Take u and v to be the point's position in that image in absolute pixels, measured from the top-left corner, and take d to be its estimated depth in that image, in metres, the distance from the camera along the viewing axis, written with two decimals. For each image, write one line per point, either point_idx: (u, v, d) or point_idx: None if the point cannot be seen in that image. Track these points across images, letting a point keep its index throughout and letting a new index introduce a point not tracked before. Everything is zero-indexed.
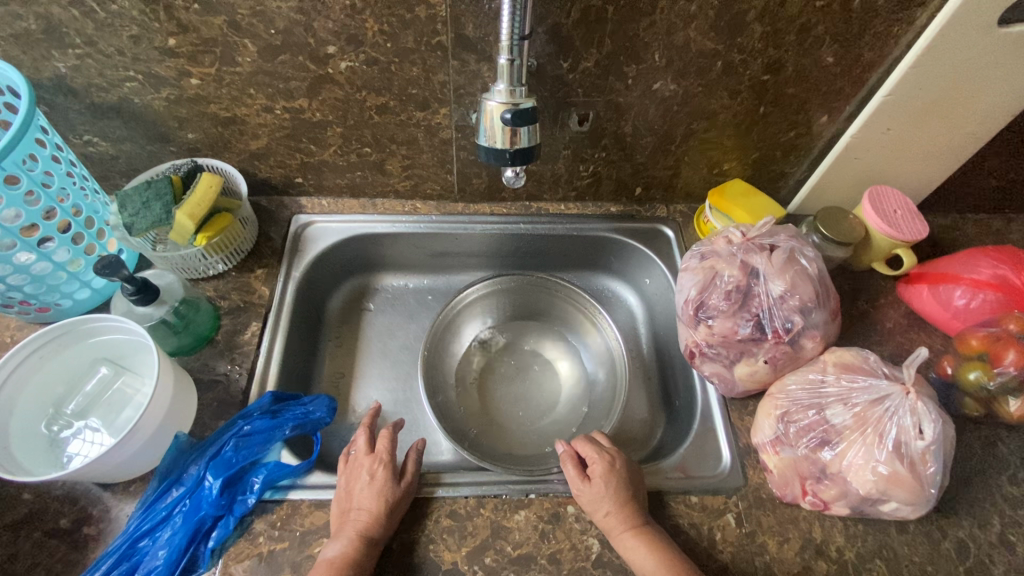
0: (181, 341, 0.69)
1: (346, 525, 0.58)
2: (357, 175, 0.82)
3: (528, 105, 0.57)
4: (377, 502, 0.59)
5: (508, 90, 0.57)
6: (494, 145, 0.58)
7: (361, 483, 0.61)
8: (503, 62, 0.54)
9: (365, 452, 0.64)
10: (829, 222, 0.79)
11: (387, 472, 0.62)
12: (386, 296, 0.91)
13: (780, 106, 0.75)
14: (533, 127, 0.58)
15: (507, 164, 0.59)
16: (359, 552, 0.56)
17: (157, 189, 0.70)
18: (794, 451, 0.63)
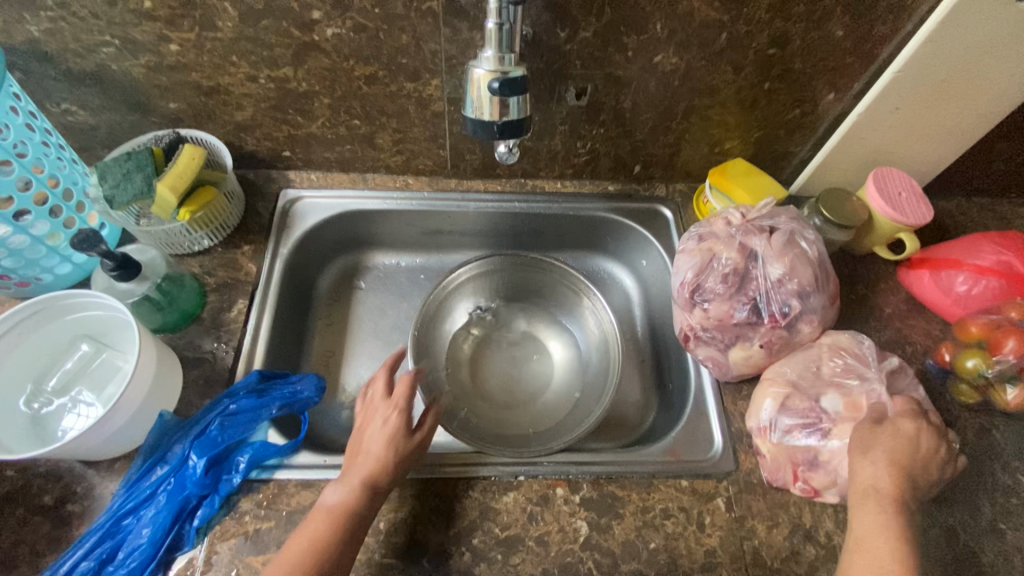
0: (166, 318, 0.68)
1: (354, 467, 0.58)
2: (347, 148, 0.80)
3: (516, 73, 0.54)
4: (386, 450, 0.59)
5: (496, 57, 0.53)
6: (481, 117, 0.55)
7: (374, 429, 0.61)
8: (490, 26, 0.52)
9: (383, 396, 0.64)
10: (832, 204, 0.77)
11: (401, 420, 0.61)
12: (377, 274, 0.90)
13: (786, 82, 0.72)
14: (523, 97, 0.55)
15: (495, 137, 0.57)
16: (360, 501, 0.56)
17: (138, 160, 0.68)
18: (790, 437, 0.62)
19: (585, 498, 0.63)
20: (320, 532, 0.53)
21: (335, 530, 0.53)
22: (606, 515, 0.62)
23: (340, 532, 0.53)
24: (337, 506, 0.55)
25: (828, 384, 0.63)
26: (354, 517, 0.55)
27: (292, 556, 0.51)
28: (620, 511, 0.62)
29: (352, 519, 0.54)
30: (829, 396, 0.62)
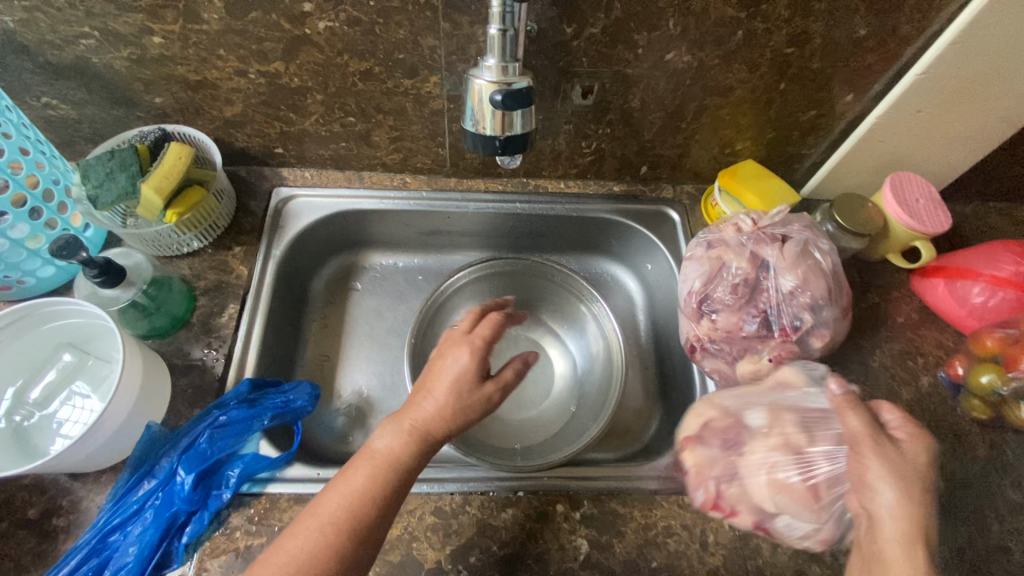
0: (154, 324, 0.66)
1: (414, 407, 0.54)
2: (342, 146, 0.76)
3: (519, 84, 0.50)
4: (449, 397, 0.53)
5: (499, 66, 0.50)
6: (482, 131, 0.52)
7: (445, 367, 0.55)
8: (493, 33, 0.48)
9: (460, 334, 0.58)
10: (846, 210, 0.74)
11: (475, 365, 0.55)
12: (373, 275, 0.87)
13: (803, 83, 0.69)
14: (528, 109, 0.51)
15: (496, 151, 0.53)
16: (410, 451, 0.52)
17: (121, 159, 0.64)
18: (710, 450, 0.58)
19: (586, 515, 0.62)
20: (362, 484, 0.50)
21: (379, 481, 0.50)
22: (607, 533, 0.61)
23: (384, 484, 0.50)
24: (384, 456, 0.51)
25: (758, 400, 0.59)
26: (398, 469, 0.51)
27: (329, 507, 0.49)
28: (621, 529, 0.61)
29: (398, 473, 0.51)
30: (754, 412, 0.58)
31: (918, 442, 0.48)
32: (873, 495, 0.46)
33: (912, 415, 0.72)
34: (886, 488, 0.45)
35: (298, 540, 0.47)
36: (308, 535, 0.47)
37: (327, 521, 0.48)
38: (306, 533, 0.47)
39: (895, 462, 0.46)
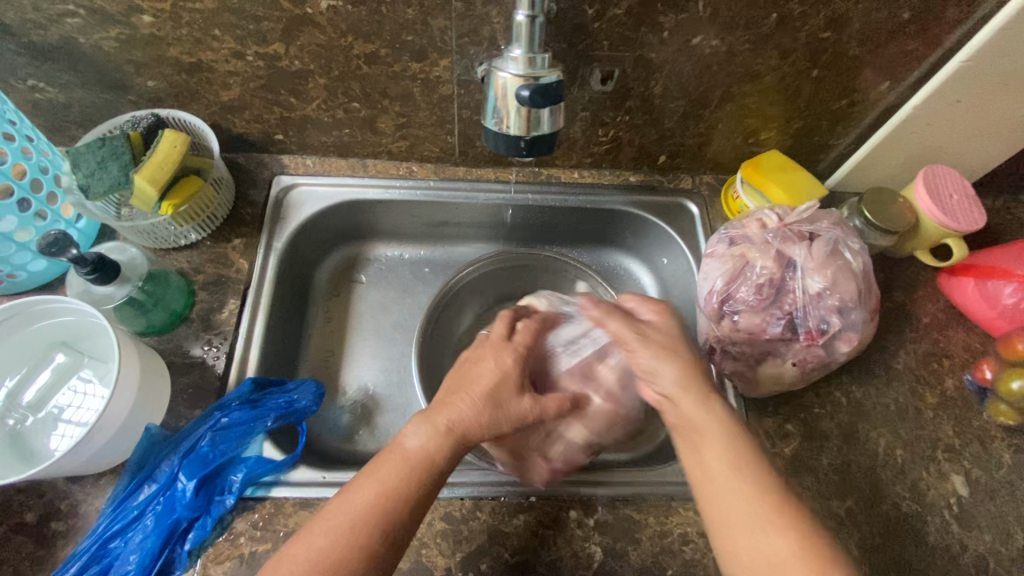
0: (152, 320, 0.63)
1: (449, 407, 0.53)
2: (345, 133, 0.72)
3: (548, 78, 0.46)
4: (486, 395, 0.54)
5: (525, 57, 0.47)
6: (506, 131, 0.48)
7: (481, 370, 0.56)
8: (520, 20, 0.45)
9: (500, 340, 0.61)
10: (875, 205, 0.70)
11: (513, 369, 0.57)
12: (379, 267, 0.84)
13: (836, 70, 0.64)
14: (556, 107, 0.47)
15: (519, 153, 0.50)
16: (441, 452, 0.51)
17: (113, 147, 0.61)
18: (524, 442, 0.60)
19: (600, 522, 0.60)
20: (394, 484, 0.48)
21: (411, 482, 0.49)
22: (622, 541, 0.59)
23: (415, 484, 0.49)
24: (416, 457, 0.50)
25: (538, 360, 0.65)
26: (431, 470, 0.50)
27: (360, 504, 0.47)
28: (637, 536, 0.59)
29: (431, 475, 0.50)
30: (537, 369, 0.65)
31: (661, 313, 0.59)
32: (656, 380, 0.54)
33: (936, 419, 0.69)
34: (664, 369, 0.54)
35: (328, 537, 0.45)
36: (336, 531, 0.46)
37: (359, 519, 0.46)
38: (335, 529, 0.46)
39: (657, 340, 0.56)
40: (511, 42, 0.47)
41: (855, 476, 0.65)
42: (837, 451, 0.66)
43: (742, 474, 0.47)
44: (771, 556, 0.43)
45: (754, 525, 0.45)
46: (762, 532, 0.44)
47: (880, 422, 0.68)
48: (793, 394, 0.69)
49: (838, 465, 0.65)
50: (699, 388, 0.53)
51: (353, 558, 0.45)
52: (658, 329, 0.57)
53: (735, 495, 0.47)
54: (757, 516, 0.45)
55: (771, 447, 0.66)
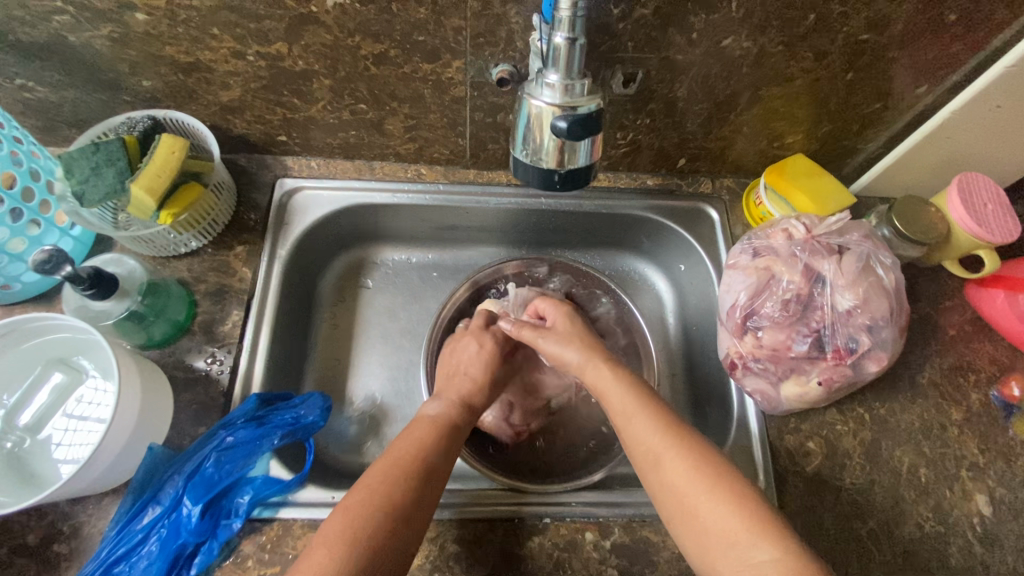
0: (153, 333, 0.61)
1: (450, 388, 0.63)
2: (351, 134, 0.69)
3: (587, 108, 0.42)
4: (481, 371, 0.65)
5: (562, 85, 0.42)
6: (540, 164, 0.45)
7: (460, 351, 0.67)
8: (558, 42, 0.41)
9: (478, 328, 0.70)
10: (906, 214, 0.67)
11: (494, 347, 0.68)
12: (386, 271, 0.81)
13: (871, 72, 0.61)
14: (594, 138, 0.44)
15: (554, 188, 0.47)
16: (459, 416, 0.60)
17: (108, 152, 0.58)
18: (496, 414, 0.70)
19: (617, 544, 0.58)
20: (430, 438, 0.55)
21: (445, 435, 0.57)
22: (638, 564, 0.57)
23: (443, 438, 0.56)
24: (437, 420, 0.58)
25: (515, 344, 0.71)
26: (452, 432, 0.58)
27: (402, 455, 0.53)
28: (654, 559, 0.58)
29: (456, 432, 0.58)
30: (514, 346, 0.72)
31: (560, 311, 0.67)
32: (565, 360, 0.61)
33: (961, 436, 0.67)
34: (567, 352, 0.60)
35: (383, 481, 0.50)
36: (389, 478, 0.50)
37: (405, 465, 0.52)
38: (384, 474, 0.51)
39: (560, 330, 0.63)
40: (547, 65, 0.42)
41: (877, 495, 0.63)
42: (859, 470, 0.64)
43: (641, 418, 0.53)
44: (675, 482, 0.49)
45: (654, 462, 0.50)
46: (663, 464, 0.50)
47: (904, 439, 0.66)
48: (816, 410, 0.67)
49: (861, 485, 0.63)
50: (597, 358, 0.59)
51: (402, 497, 0.49)
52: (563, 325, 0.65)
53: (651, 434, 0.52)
54: (654, 452, 0.51)
55: (791, 466, 0.64)
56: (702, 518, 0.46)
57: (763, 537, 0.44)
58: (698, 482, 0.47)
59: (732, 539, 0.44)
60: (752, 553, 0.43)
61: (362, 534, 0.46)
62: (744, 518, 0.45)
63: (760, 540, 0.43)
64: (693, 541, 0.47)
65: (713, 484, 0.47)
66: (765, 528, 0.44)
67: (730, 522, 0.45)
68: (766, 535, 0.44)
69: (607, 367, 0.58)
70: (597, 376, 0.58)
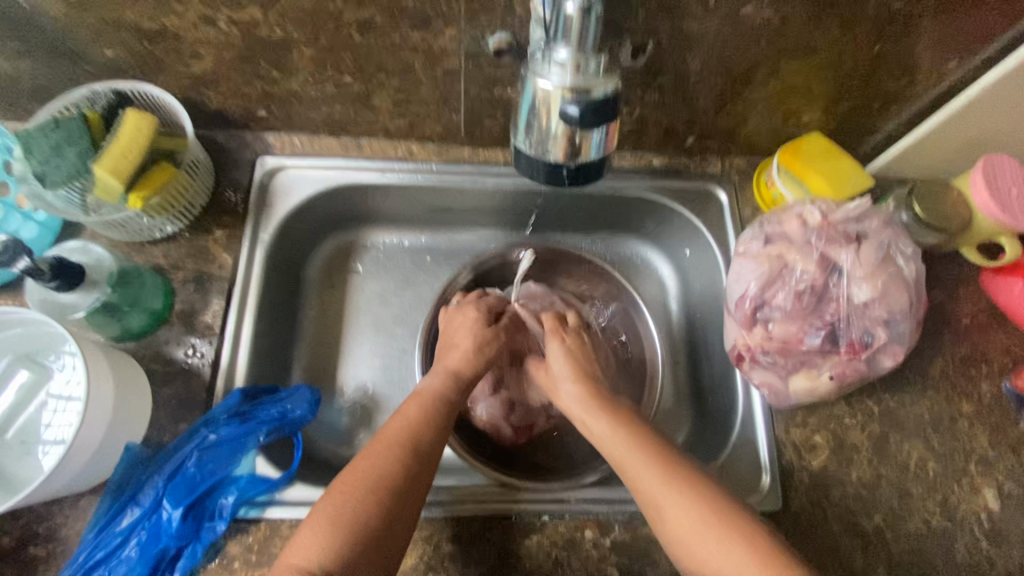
0: (129, 323, 0.57)
1: (443, 358, 0.60)
2: (336, 109, 0.64)
3: (602, 90, 0.38)
4: (471, 338, 0.61)
5: (574, 62, 0.38)
6: (544, 157, 0.42)
7: (458, 322, 0.64)
8: (570, 13, 0.36)
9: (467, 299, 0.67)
10: (926, 197, 0.64)
11: (484, 316, 0.64)
12: (376, 255, 0.76)
13: (898, 45, 0.57)
14: (607, 127, 0.39)
15: (560, 182, 0.44)
16: (450, 388, 0.57)
17: (69, 130, 0.54)
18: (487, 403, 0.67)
19: (617, 542, 0.56)
20: (417, 414, 0.53)
21: (437, 408, 0.54)
22: (639, 562, 0.56)
23: (438, 412, 0.54)
24: (428, 392, 0.55)
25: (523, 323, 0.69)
26: (445, 408, 0.55)
27: (391, 433, 0.50)
28: (655, 557, 0.56)
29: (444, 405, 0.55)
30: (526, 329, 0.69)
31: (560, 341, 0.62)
32: (565, 398, 0.59)
33: (971, 430, 0.65)
34: (569, 393, 0.58)
35: (369, 459, 0.48)
36: (378, 455, 0.48)
37: (393, 441, 0.49)
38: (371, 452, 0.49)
39: (563, 368, 0.60)
40: (554, 40, 0.38)
41: (884, 490, 0.61)
42: (866, 464, 0.62)
43: (639, 466, 0.50)
44: (677, 533, 0.47)
45: (656, 511, 0.49)
46: (664, 512, 0.48)
47: (913, 433, 0.64)
48: (824, 403, 0.65)
49: (868, 479, 0.62)
50: (590, 405, 0.56)
51: (393, 474, 0.47)
52: (560, 361, 0.61)
53: (652, 478, 0.49)
54: (653, 500, 0.49)
55: (796, 460, 0.62)
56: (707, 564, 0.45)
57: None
58: (705, 532, 0.46)
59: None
60: None
61: (360, 497, 0.45)
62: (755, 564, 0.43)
63: None
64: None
65: (719, 528, 0.46)
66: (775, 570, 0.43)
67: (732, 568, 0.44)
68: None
69: (598, 413, 0.55)
70: (594, 423, 0.55)
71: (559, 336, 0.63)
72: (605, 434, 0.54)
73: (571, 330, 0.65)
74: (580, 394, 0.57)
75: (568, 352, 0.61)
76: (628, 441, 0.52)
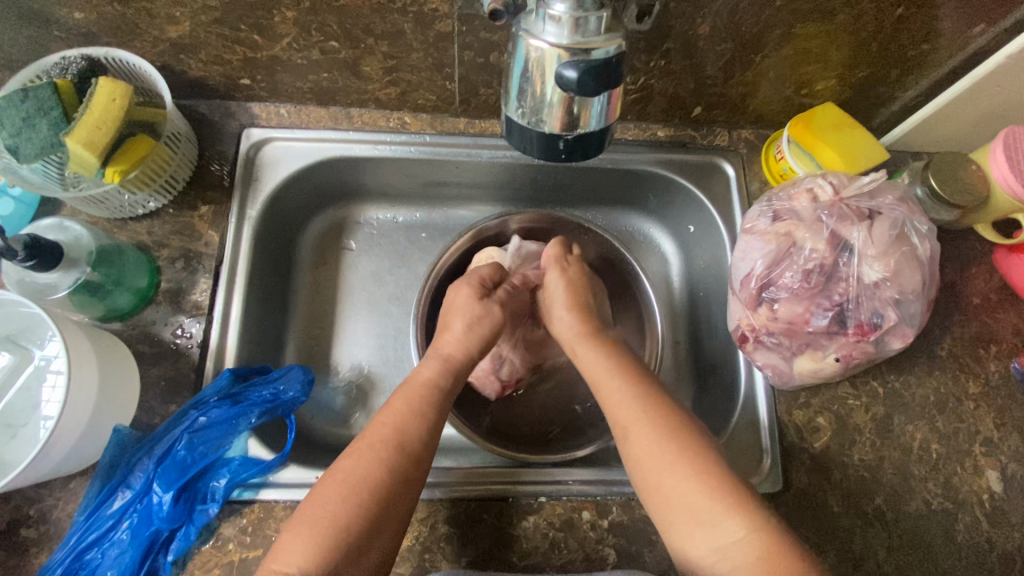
0: (113, 303, 0.56)
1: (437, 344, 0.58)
2: (324, 77, 0.61)
3: (604, 51, 0.35)
4: (467, 326, 0.58)
5: (571, 20, 0.34)
6: (541, 127, 0.39)
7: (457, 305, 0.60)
8: None
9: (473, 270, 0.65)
10: (945, 172, 0.61)
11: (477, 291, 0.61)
12: (369, 232, 0.74)
13: (924, 7, 0.53)
14: (609, 94, 0.36)
15: (557, 157, 0.41)
16: (445, 378, 0.55)
17: (38, 100, 0.51)
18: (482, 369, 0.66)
19: (615, 523, 0.56)
20: (406, 406, 0.51)
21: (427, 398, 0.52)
22: (637, 543, 0.55)
23: (428, 402, 0.52)
24: (420, 381, 0.54)
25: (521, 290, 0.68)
26: (440, 388, 0.54)
27: (380, 432, 0.49)
28: (653, 538, 0.55)
29: (437, 393, 0.53)
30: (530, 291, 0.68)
31: (560, 270, 0.64)
32: (559, 323, 0.61)
33: (977, 411, 0.63)
34: (566, 321, 0.60)
35: (351, 460, 0.47)
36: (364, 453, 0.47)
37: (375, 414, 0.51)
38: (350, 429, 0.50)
39: (558, 288, 0.63)
40: None
41: (885, 472, 0.60)
42: (868, 445, 0.61)
43: (614, 388, 0.52)
44: (636, 457, 0.49)
45: (623, 432, 0.50)
46: (629, 435, 0.50)
47: (918, 414, 0.63)
48: (828, 384, 0.63)
49: (869, 461, 0.61)
50: (580, 331, 0.59)
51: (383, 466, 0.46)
52: (559, 288, 0.62)
53: (620, 398, 0.52)
54: (621, 427, 0.50)
55: (797, 441, 0.61)
56: (676, 497, 0.46)
57: (729, 515, 0.43)
58: (663, 457, 0.47)
59: (701, 514, 0.44)
60: (725, 523, 0.43)
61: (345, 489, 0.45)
62: (709, 496, 0.44)
63: (727, 519, 0.43)
64: (661, 517, 0.47)
65: (679, 460, 0.47)
66: (728, 505, 0.44)
67: (700, 501, 0.45)
68: (732, 512, 0.43)
69: (585, 342, 0.58)
70: (580, 350, 0.58)
71: (561, 265, 0.64)
72: (583, 353, 0.57)
73: (570, 256, 0.66)
74: (573, 316, 0.60)
75: (565, 278, 0.63)
76: (602, 360, 0.55)
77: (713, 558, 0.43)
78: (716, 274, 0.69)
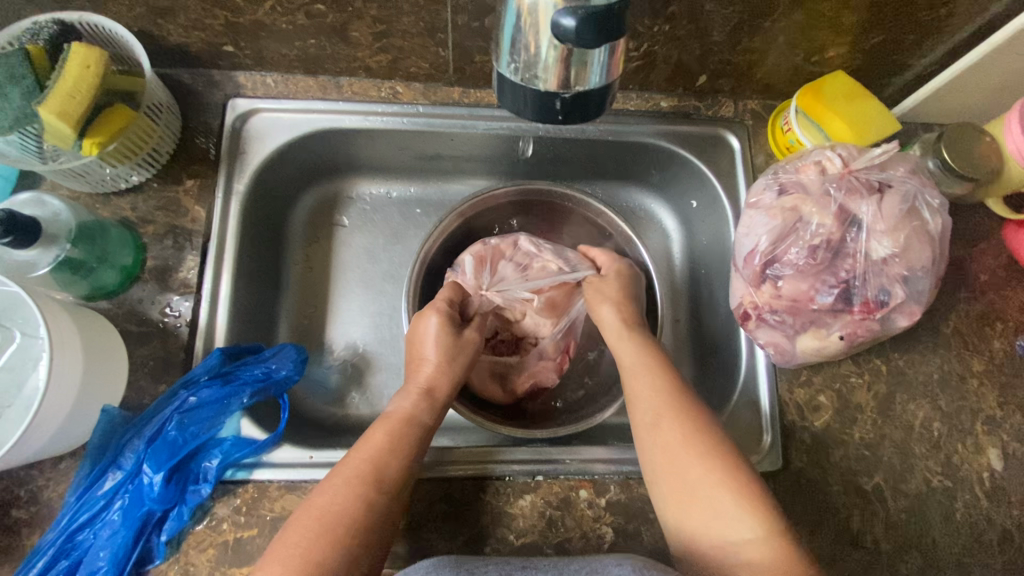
0: (98, 281, 0.54)
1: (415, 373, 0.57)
2: (311, 43, 0.58)
3: None
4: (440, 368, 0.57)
5: None
6: (537, 86, 0.37)
7: (426, 326, 0.58)
8: None
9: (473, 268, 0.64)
10: (959, 143, 0.58)
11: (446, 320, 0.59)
12: (362, 207, 0.72)
13: None
14: (612, 45, 0.34)
15: (554, 119, 0.39)
16: (420, 402, 0.54)
17: (9, 66, 0.49)
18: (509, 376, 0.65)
19: (613, 502, 0.55)
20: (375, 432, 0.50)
21: (394, 422, 0.51)
22: (635, 521, 0.55)
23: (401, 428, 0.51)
24: (397, 415, 0.52)
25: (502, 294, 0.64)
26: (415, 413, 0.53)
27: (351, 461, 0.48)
28: (650, 517, 0.55)
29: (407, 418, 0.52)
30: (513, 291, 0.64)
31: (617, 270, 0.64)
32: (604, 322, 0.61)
33: (980, 389, 0.62)
34: (607, 314, 0.61)
35: (323, 493, 0.45)
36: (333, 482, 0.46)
37: (394, 425, 0.51)
38: (392, 428, 0.51)
39: (610, 287, 0.63)
40: None
41: (885, 451, 0.60)
42: (868, 424, 0.61)
43: (653, 379, 0.52)
44: (666, 447, 0.48)
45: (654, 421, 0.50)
46: (662, 425, 0.49)
47: (920, 392, 0.62)
48: (830, 362, 0.62)
49: (870, 440, 0.60)
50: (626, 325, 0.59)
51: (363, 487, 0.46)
52: (614, 281, 0.63)
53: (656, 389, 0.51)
54: (653, 417, 0.50)
55: (798, 420, 0.60)
56: (697, 495, 0.45)
57: (750, 513, 0.43)
58: (693, 449, 0.47)
59: (718, 513, 0.44)
60: (740, 524, 0.43)
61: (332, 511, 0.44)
62: (732, 492, 0.44)
63: (746, 517, 0.43)
64: (677, 507, 0.46)
65: (704, 455, 0.47)
66: (747, 501, 0.44)
67: (720, 499, 0.44)
68: (753, 513, 0.43)
69: (624, 336, 0.58)
70: (618, 345, 0.58)
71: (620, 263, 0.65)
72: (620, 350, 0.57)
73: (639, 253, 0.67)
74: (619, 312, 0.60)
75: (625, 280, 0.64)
76: (638, 354, 0.55)
77: (723, 551, 0.43)
78: (719, 251, 0.68)
